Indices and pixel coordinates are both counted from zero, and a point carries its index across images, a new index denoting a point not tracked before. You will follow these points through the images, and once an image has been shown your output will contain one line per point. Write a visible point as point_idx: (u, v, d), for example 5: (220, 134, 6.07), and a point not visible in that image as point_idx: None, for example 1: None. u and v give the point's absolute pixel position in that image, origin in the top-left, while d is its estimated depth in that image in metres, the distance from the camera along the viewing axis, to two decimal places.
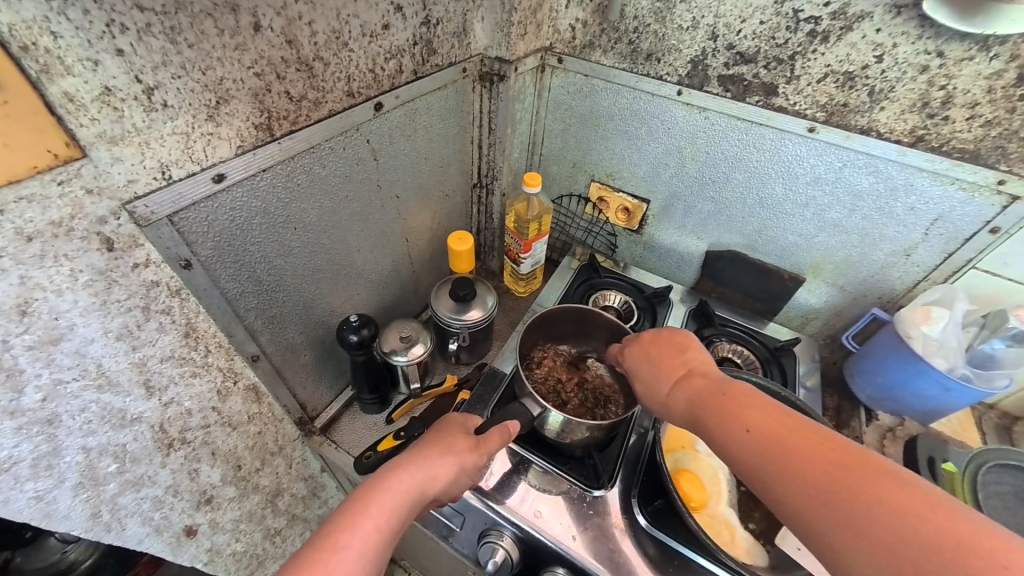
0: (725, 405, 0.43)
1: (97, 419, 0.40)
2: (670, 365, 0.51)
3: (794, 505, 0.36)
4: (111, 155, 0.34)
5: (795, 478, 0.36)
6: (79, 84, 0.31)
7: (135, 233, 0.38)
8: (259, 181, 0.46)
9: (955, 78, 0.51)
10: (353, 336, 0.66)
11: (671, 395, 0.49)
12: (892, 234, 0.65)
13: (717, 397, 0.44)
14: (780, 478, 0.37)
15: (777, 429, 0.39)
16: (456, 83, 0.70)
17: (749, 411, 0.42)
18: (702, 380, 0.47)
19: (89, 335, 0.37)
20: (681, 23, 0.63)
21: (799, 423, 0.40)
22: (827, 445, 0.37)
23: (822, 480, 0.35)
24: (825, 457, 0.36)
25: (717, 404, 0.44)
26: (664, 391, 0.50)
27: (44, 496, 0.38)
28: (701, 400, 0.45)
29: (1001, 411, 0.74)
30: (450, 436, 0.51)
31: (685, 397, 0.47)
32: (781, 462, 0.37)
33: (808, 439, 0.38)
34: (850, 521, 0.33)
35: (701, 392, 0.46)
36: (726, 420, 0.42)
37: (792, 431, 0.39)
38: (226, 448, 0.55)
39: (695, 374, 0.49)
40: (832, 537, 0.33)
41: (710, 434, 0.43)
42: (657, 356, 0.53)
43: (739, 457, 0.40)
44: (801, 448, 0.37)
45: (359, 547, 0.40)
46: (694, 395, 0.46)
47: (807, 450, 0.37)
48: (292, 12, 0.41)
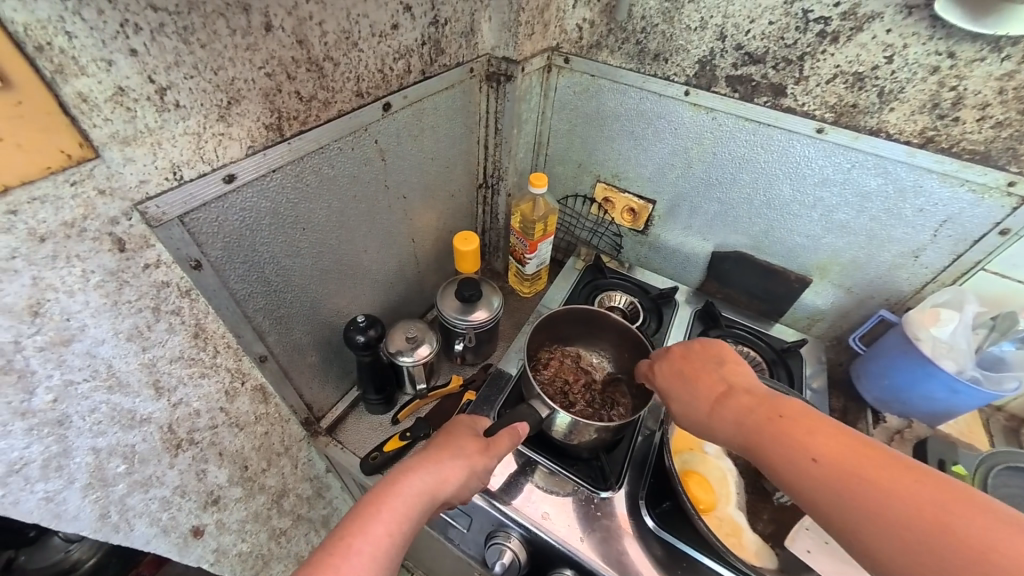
0: (764, 420, 0.43)
1: (106, 420, 0.40)
2: (704, 379, 0.50)
3: (848, 521, 0.36)
4: (123, 155, 0.34)
5: (847, 494, 0.36)
6: (92, 84, 0.30)
7: (146, 233, 0.37)
8: (268, 181, 0.46)
9: (967, 79, 0.51)
10: (359, 336, 0.65)
11: (708, 412, 0.48)
12: (901, 235, 0.65)
13: (758, 412, 0.44)
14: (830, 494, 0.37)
15: (823, 442, 0.39)
16: (462, 83, 0.70)
17: (792, 426, 0.41)
18: (738, 394, 0.47)
19: (99, 336, 0.37)
20: (690, 23, 0.62)
21: (845, 435, 0.39)
22: (876, 458, 0.37)
23: (876, 495, 0.35)
24: (878, 472, 0.36)
25: (758, 419, 0.43)
26: (699, 406, 0.49)
27: (53, 497, 0.38)
28: (741, 417, 0.45)
29: (1008, 414, 0.74)
30: (460, 440, 0.51)
31: (722, 413, 0.47)
32: (832, 480, 0.37)
33: (857, 452, 0.37)
34: (906, 537, 0.33)
35: (739, 408, 0.46)
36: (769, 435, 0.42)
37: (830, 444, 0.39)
38: (232, 449, 0.55)
39: (730, 387, 0.48)
40: (889, 553, 0.34)
41: (754, 449, 0.43)
42: (688, 372, 0.52)
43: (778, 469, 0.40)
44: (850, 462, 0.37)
45: (371, 551, 0.40)
46: (733, 410, 0.46)
47: (858, 464, 0.37)
48: (303, 11, 0.41)
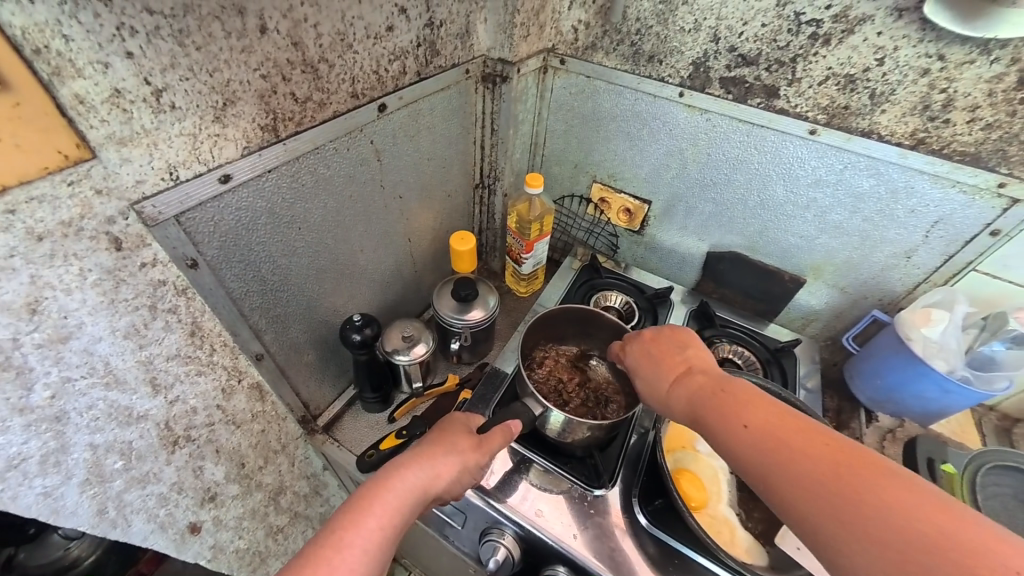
0: (728, 405, 0.44)
1: (103, 416, 0.40)
2: (672, 363, 0.51)
3: (796, 502, 0.37)
4: (120, 156, 0.34)
5: (799, 477, 0.37)
6: (89, 86, 0.31)
7: (142, 233, 0.38)
8: (264, 181, 0.47)
9: (956, 81, 0.51)
10: (356, 335, 0.66)
11: (672, 394, 0.49)
12: (893, 236, 0.66)
13: (721, 397, 0.45)
14: (782, 477, 0.38)
15: (781, 428, 0.40)
16: (459, 84, 0.70)
17: (753, 412, 0.42)
18: (704, 380, 0.48)
19: (96, 334, 0.38)
20: (684, 25, 0.63)
21: (804, 423, 0.40)
22: (830, 444, 0.38)
23: (825, 479, 0.36)
24: (830, 457, 0.37)
25: (720, 402, 0.44)
26: (664, 389, 0.50)
27: (51, 492, 0.39)
28: (703, 400, 0.46)
29: (1001, 413, 0.74)
30: (453, 436, 0.52)
31: (685, 396, 0.48)
32: (801, 469, 0.37)
33: (813, 439, 0.38)
34: (851, 520, 0.34)
35: (702, 391, 0.47)
36: (729, 417, 0.43)
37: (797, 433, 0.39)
38: (229, 446, 0.55)
39: (697, 372, 0.49)
40: (832, 534, 0.34)
41: (713, 431, 0.44)
42: (657, 355, 0.53)
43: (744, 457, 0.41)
44: (805, 448, 0.38)
45: (363, 546, 0.40)
46: (696, 392, 0.47)
47: (813, 450, 0.38)
48: (298, 14, 0.42)
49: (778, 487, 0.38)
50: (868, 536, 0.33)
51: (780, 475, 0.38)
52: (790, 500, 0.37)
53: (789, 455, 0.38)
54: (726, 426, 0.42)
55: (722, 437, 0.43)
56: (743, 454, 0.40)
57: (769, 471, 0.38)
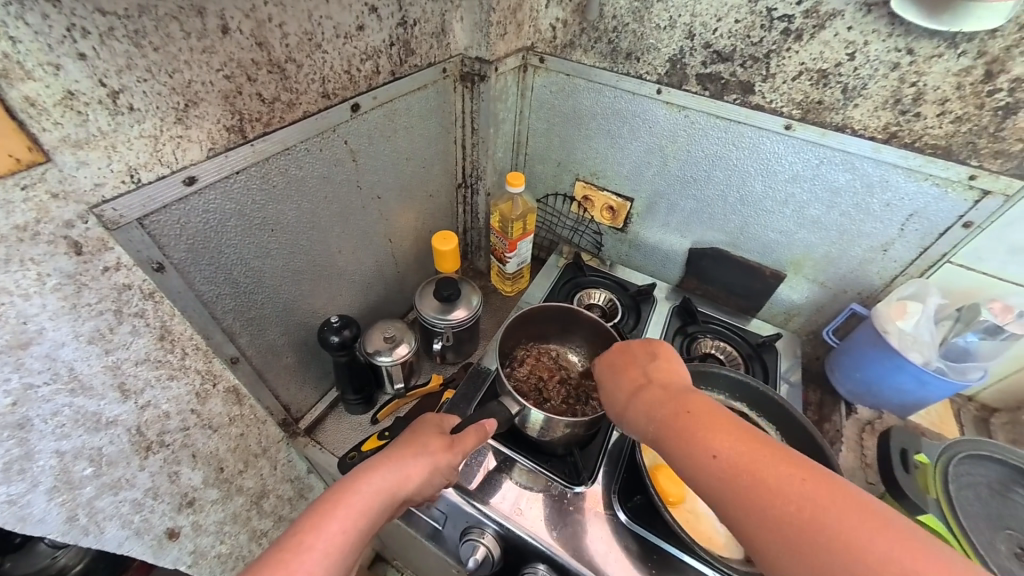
0: (679, 421, 0.43)
1: (70, 423, 0.40)
2: (633, 376, 0.51)
3: (748, 528, 0.37)
4: (76, 159, 0.34)
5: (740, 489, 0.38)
6: (40, 88, 0.31)
7: (103, 236, 0.38)
8: (232, 182, 0.46)
9: (925, 75, 0.52)
10: (334, 336, 0.66)
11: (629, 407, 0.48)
12: (870, 230, 0.66)
13: (670, 411, 0.44)
14: (737, 507, 0.38)
15: (729, 444, 0.40)
16: (436, 83, 0.70)
17: (704, 429, 0.41)
18: (655, 390, 0.48)
19: (59, 339, 0.37)
20: (659, 23, 0.63)
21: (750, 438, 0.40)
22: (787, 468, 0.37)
23: (775, 508, 0.36)
24: (784, 483, 0.37)
25: (678, 420, 0.43)
26: (622, 402, 0.50)
27: (17, 500, 0.38)
28: (662, 417, 0.45)
29: (979, 403, 0.75)
30: (425, 437, 0.52)
31: (639, 409, 0.47)
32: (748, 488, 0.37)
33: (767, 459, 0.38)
34: (797, 554, 0.34)
35: (655, 405, 0.46)
36: (687, 438, 0.42)
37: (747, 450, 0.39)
38: (207, 451, 0.55)
39: (657, 385, 0.48)
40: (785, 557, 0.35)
41: (665, 448, 0.43)
42: (620, 365, 0.53)
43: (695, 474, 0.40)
44: (765, 481, 0.37)
45: (324, 548, 0.40)
46: (657, 409, 0.46)
47: (765, 471, 0.38)
48: (262, 14, 0.42)
49: (734, 516, 0.38)
50: (815, 563, 0.34)
51: (736, 506, 0.38)
52: (745, 526, 0.37)
53: (747, 487, 0.38)
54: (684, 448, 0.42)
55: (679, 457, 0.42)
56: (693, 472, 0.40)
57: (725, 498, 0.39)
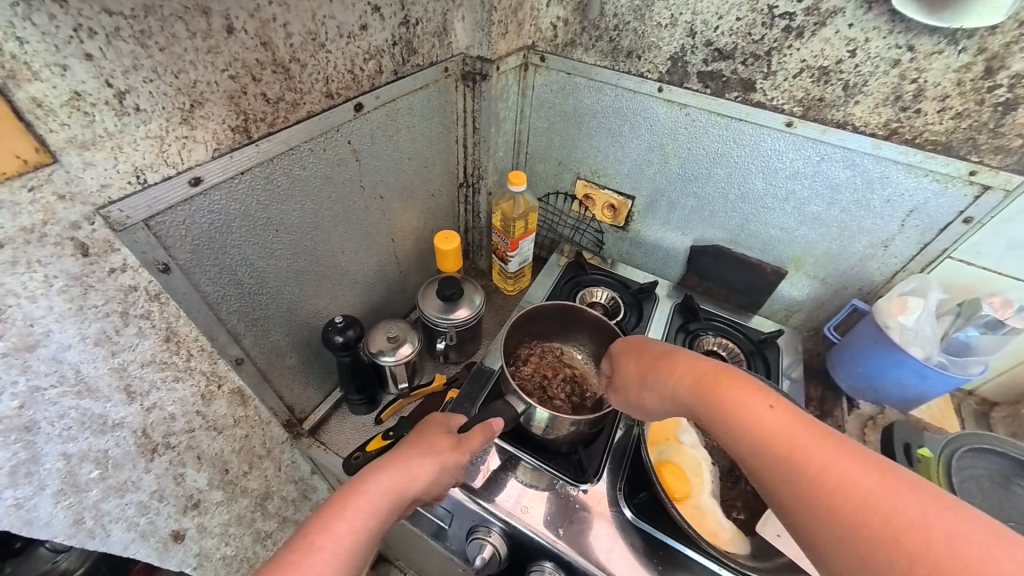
0: (710, 384, 0.43)
1: (76, 425, 0.40)
2: (660, 352, 0.51)
3: (775, 487, 0.36)
4: (83, 160, 0.34)
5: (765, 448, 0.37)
6: (46, 89, 0.31)
7: (109, 237, 0.38)
8: (237, 183, 0.46)
9: (926, 71, 0.52)
10: (338, 336, 0.65)
11: (657, 378, 0.49)
12: (870, 226, 0.67)
13: (700, 377, 0.45)
14: (770, 468, 0.36)
15: (757, 406, 0.39)
16: (437, 82, 0.70)
17: (733, 390, 0.41)
18: (683, 361, 0.48)
19: (65, 341, 0.37)
20: (660, 21, 0.63)
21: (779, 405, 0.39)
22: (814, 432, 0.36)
23: (800, 467, 0.35)
24: (811, 443, 0.35)
25: (711, 380, 0.43)
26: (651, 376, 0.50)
27: (23, 503, 0.38)
28: (694, 379, 0.45)
29: (979, 397, 0.76)
30: (431, 437, 0.52)
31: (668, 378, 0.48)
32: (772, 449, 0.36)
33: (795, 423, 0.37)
34: (828, 518, 0.32)
35: (685, 373, 0.46)
36: (720, 397, 0.41)
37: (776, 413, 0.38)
38: (211, 452, 0.54)
39: (687, 357, 0.48)
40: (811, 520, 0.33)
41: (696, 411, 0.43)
42: (648, 346, 0.54)
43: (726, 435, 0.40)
44: (802, 442, 0.36)
45: (332, 549, 0.40)
46: (687, 374, 0.46)
47: (792, 434, 0.36)
48: (266, 14, 0.41)
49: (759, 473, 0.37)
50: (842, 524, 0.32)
51: (769, 466, 0.36)
52: (775, 487, 0.36)
53: (784, 447, 0.36)
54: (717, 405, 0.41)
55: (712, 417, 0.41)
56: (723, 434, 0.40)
57: (757, 458, 0.37)
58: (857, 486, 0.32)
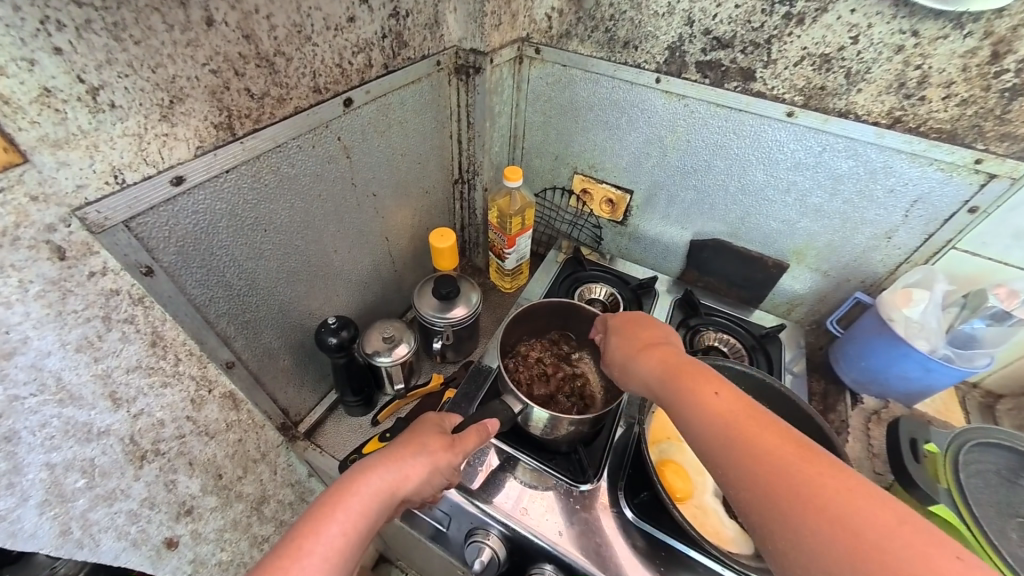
0: (683, 376, 0.45)
1: (59, 434, 0.38)
2: (638, 337, 0.54)
3: (731, 477, 0.38)
4: (56, 160, 0.33)
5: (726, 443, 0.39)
6: (15, 84, 0.29)
7: (88, 240, 0.36)
8: (222, 182, 0.45)
9: (930, 57, 0.50)
10: (331, 338, 0.64)
11: (633, 363, 0.51)
12: (873, 217, 0.65)
13: (675, 369, 0.47)
14: (738, 472, 0.38)
15: (725, 402, 0.41)
16: (430, 76, 0.68)
17: (703, 385, 0.43)
18: (661, 350, 0.50)
19: (44, 349, 0.36)
20: (658, 9, 0.62)
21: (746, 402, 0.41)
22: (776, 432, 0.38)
23: (757, 461, 0.37)
24: (770, 442, 0.38)
25: (687, 376, 0.45)
26: (627, 359, 0.52)
27: (6, 515, 0.36)
28: (671, 372, 0.47)
29: (983, 390, 0.75)
30: (424, 436, 0.51)
31: (644, 364, 0.50)
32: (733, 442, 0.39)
33: (758, 422, 0.39)
34: (777, 510, 0.35)
35: (661, 363, 0.48)
36: (700, 396, 0.43)
37: (742, 411, 0.40)
38: (204, 458, 0.53)
39: (665, 347, 0.51)
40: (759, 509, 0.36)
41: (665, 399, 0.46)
42: (627, 329, 0.56)
43: (690, 423, 0.42)
44: (762, 439, 0.38)
45: (323, 552, 0.40)
46: (662, 363, 0.48)
47: (753, 432, 0.39)
48: (248, 5, 0.40)
49: (718, 464, 0.39)
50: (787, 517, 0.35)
51: (728, 457, 0.39)
52: (731, 477, 0.38)
53: (744, 440, 0.38)
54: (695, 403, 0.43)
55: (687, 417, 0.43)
56: (686, 425, 0.43)
57: (716, 451, 0.40)
58: (818, 491, 0.34)
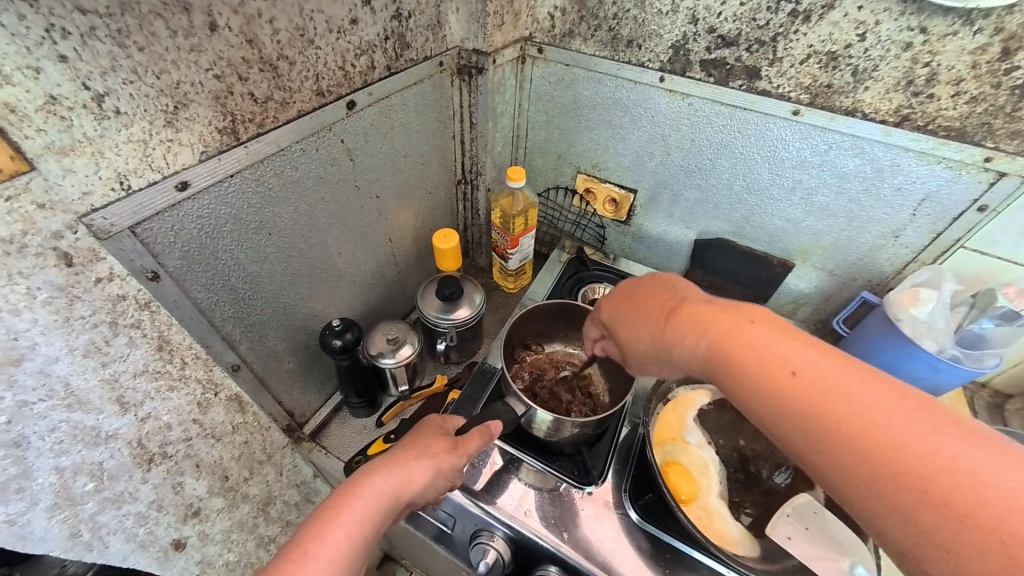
0: (735, 328, 0.40)
1: (68, 438, 0.39)
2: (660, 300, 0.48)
3: (805, 428, 0.34)
4: (62, 167, 0.33)
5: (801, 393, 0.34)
6: (19, 93, 0.29)
7: (94, 246, 0.37)
8: (227, 187, 0.45)
9: (939, 54, 0.50)
10: (336, 340, 0.65)
11: (669, 327, 0.46)
12: (880, 216, 0.65)
13: (726, 321, 0.41)
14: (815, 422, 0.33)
15: (797, 352, 0.36)
16: (432, 77, 0.68)
17: (764, 336, 0.38)
18: (699, 305, 0.45)
19: (51, 354, 0.36)
20: (661, 8, 0.61)
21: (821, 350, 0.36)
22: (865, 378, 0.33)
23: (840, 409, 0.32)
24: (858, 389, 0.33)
25: (734, 330, 0.40)
26: (658, 325, 0.47)
27: (16, 520, 0.36)
28: (705, 331, 0.42)
29: (992, 389, 0.74)
30: (427, 438, 0.51)
31: (683, 324, 0.44)
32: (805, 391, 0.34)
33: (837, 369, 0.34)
34: (861, 461, 0.31)
35: (704, 318, 0.43)
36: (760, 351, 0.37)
37: (819, 358, 0.35)
38: (210, 460, 0.53)
39: (701, 302, 0.45)
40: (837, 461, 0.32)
41: (711, 352, 0.41)
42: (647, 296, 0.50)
43: (752, 376, 0.37)
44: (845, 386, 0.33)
45: (328, 556, 0.40)
46: (704, 318, 0.43)
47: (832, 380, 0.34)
48: (250, 9, 0.40)
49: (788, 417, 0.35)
50: (876, 466, 0.30)
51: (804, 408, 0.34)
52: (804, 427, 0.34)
53: (822, 390, 0.34)
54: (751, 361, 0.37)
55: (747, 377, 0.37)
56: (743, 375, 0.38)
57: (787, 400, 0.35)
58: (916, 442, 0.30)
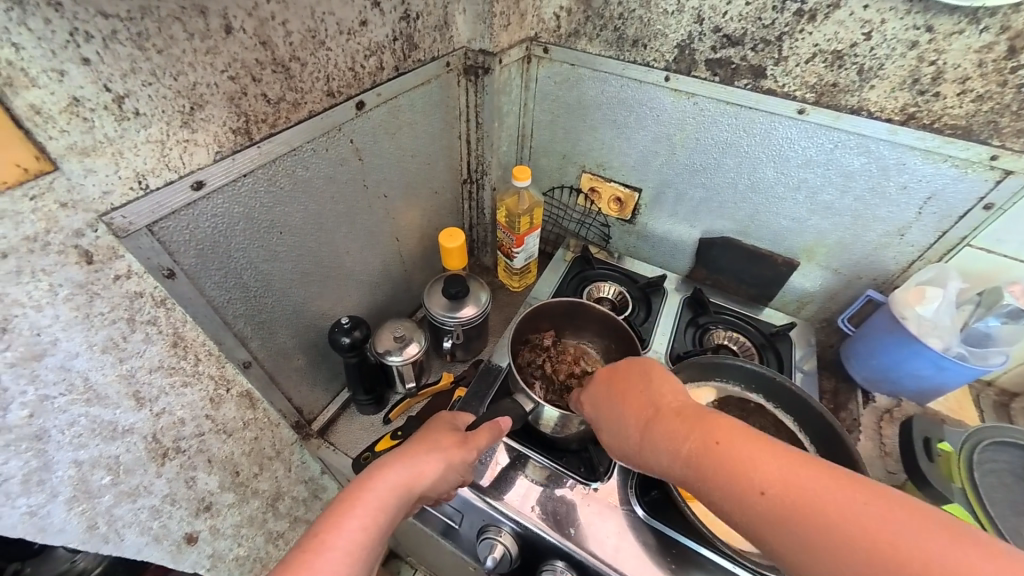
0: (694, 436, 0.41)
1: (86, 432, 0.39)
2: (637, 402, 0.48)
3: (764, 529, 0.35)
4: (83, 167, 0.34)
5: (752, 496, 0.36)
6: (44, 95, 0.30)
7: (113, 244, 0.37)
8: (239, 186, 0.46)
9: (945, 53, 0.50)
10: (344, 338, 0.65)
11: (645, 441, 0.45)
12: (885, 215, 0.65)
13: (683, 430, 0.42)
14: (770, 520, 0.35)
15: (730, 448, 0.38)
16: (439, 77, 0.69)
17: (709, 439, 0.40)
18: (663, 414, 0.45)
19: (72, 350, 0.37)
20: (667, 8, 0.61)
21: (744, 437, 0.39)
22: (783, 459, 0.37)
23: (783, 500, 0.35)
24: (784, 476, 0.36)
25: (701, 440, 0.40)
26: (635, 439, 0.46)
27: (37, 511, 0.37)
28: (670, 447, 0.42)
29: (998, 388, 0.74)
30: (438, 434, 0.51)
31: (656, 440, 0.44)
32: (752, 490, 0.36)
33: (760, 454, 0.37)
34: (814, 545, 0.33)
35: (676, 433, 0.43)
36: (740, 470, 0.37)
37: (744, 448, 0.38)
38: (222, 455, 0.54)
39: (662, 409, 0.45)
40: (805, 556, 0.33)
41: (679, 466, 0.41)
42: (621, 394, 0.50)
43: (710, 482, 0.38)
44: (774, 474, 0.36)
45: (344, 546, 0.41)
46: (665, 428, 0.44)
47: (763, 467, 0.37)
48: (264, 12, 0.41)
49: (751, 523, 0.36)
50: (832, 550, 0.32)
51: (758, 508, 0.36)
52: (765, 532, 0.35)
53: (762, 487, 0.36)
54: (705, 472, 0.39)
55: (735, 507, 0.37)
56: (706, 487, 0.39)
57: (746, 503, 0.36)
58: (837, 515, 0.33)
